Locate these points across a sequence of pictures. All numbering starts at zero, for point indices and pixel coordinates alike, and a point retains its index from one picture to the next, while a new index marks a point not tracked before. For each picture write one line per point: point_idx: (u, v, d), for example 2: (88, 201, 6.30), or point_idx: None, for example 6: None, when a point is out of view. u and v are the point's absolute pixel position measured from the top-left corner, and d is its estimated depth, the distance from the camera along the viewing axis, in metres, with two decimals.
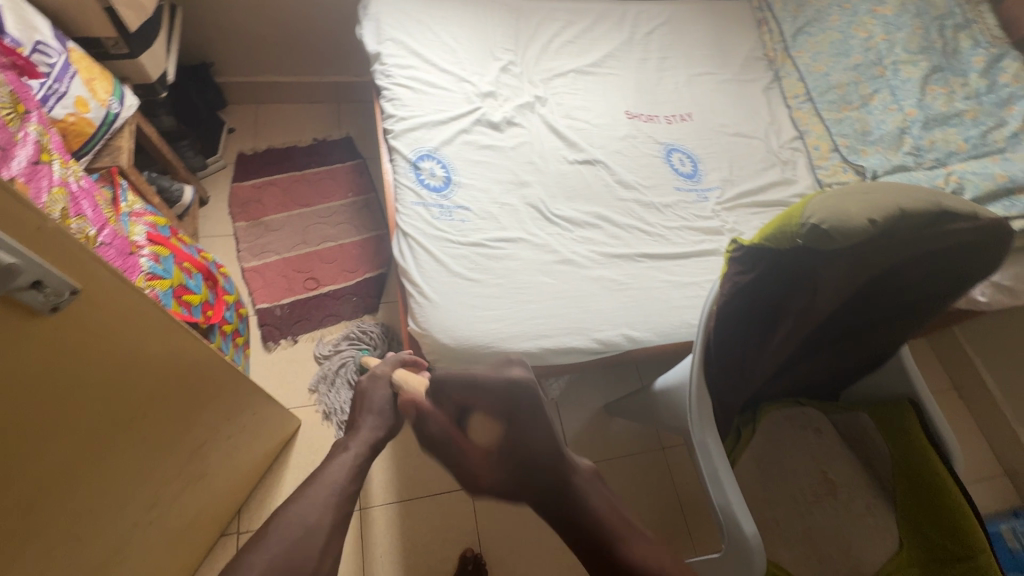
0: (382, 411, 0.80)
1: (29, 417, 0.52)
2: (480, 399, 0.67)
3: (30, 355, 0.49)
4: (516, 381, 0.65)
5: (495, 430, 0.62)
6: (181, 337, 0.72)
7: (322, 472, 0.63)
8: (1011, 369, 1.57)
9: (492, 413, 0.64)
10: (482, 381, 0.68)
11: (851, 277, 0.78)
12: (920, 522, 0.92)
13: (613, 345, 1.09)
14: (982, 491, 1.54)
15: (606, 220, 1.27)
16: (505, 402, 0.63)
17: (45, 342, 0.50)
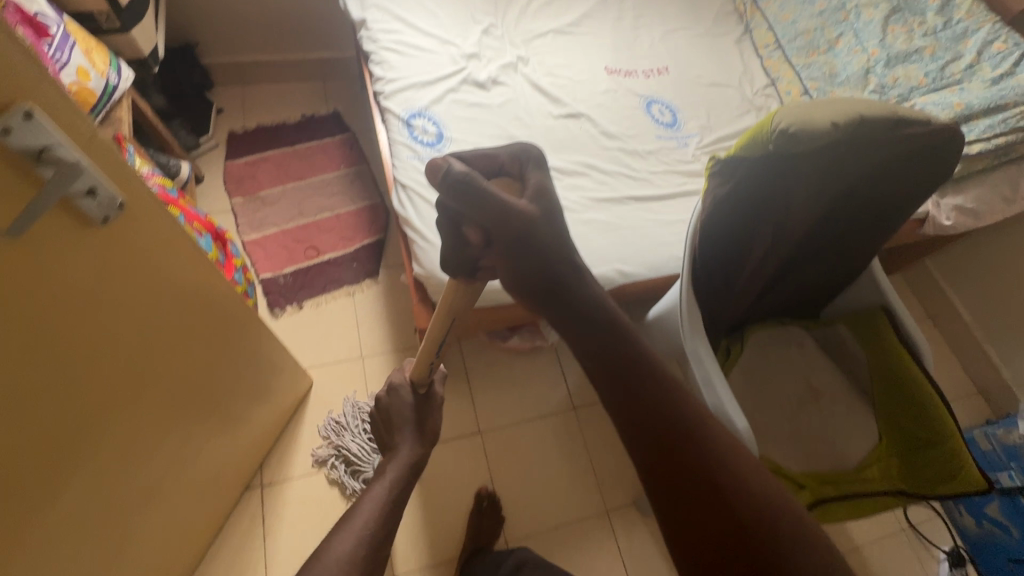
0: (407, 436, 0.89)
1: (83, 328, 0.57)
2: (510, 167, 0.62)
3: (90, 264, 0.55)
4: (533, 151, 0.61)
5: (540, 195, 0.60)
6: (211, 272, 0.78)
7: (351, 515, 0.74)
8: (979, 293, 1.67)
9: (528, 183, 0.61)
10: (507, 151, 0.61)
11: (822, 186, 0.86)
12: (894, 413, 1.03)
13: (607, 280, 1.17)
14: (958, 409, 1.64)
15: (593, 168, 1.34)
16: (534, 169, 0.61)
17: (95, 254, 0.55)
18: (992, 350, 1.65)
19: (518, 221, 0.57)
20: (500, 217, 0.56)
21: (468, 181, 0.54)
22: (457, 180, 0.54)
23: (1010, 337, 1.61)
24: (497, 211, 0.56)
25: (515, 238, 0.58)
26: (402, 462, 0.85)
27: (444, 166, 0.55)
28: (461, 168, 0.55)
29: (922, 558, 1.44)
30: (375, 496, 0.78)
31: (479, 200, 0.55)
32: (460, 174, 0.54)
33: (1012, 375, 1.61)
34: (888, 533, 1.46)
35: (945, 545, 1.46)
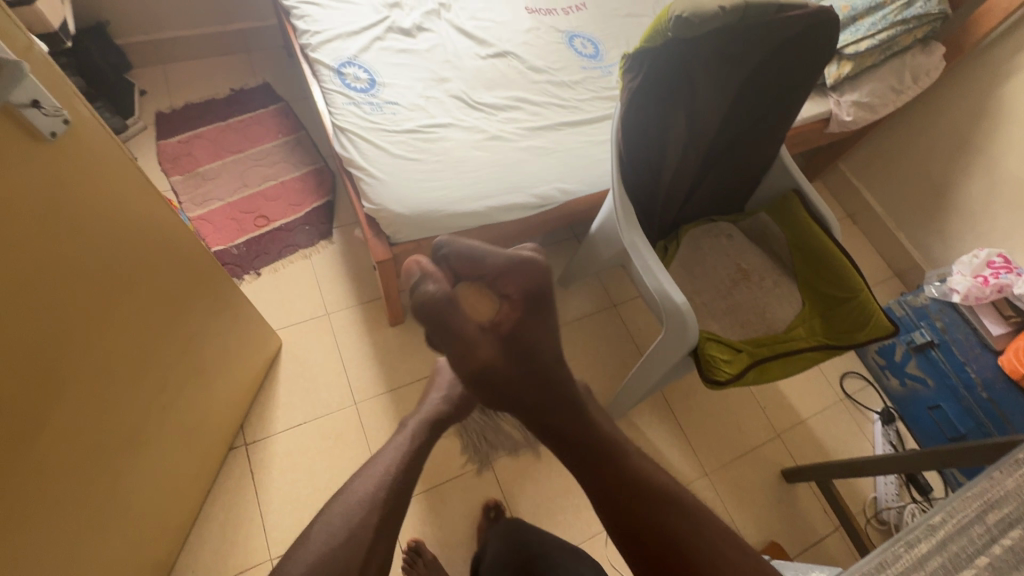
0: (438, 395, 0.96)
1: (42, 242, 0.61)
2: (507, 286, 0.64)
3: (37, 177, 0.58)
4: (529, 263, 0.64)
5: (511, 314, 0.65)
6: (151, 200, 0.80)
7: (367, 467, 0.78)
8: (888, 185, 1.85)
9: (512, 299, 0.65)
10: (499, 268, 0.63)
11: (720, 73, 0.96)
12: (815, 282, 1.18)
13: (549, 198, 1.24)
14: (880, 291, 1.83)
15: (525, 101, 1.40)
16: (524, 285, 0.65)
17: (46, 166, 0.59)
18: (902, 235, 1.84)
19: (478, 343, 0.63)
20: (461, 335, 0.61)
21: (442, 297, 0.59)
22: (427, 294, 0.59)
23: (915, 221, 1.80)
24: (454, 326, 0.61)
25: (476, 365, 0.64)
26: (425, 416, 0.92)
27: (422, 280, 0.60)
28: (430, 286, 0.60)
29: (860, 422, 1.62)
30: (395, 449, 0.83)
31: (442, 318, 0.60)
32: (434, 290, 0.59)
33: (920, 254, 1.80)
34: (829, 405, 1.63)
35: (878, 408, 1.64)
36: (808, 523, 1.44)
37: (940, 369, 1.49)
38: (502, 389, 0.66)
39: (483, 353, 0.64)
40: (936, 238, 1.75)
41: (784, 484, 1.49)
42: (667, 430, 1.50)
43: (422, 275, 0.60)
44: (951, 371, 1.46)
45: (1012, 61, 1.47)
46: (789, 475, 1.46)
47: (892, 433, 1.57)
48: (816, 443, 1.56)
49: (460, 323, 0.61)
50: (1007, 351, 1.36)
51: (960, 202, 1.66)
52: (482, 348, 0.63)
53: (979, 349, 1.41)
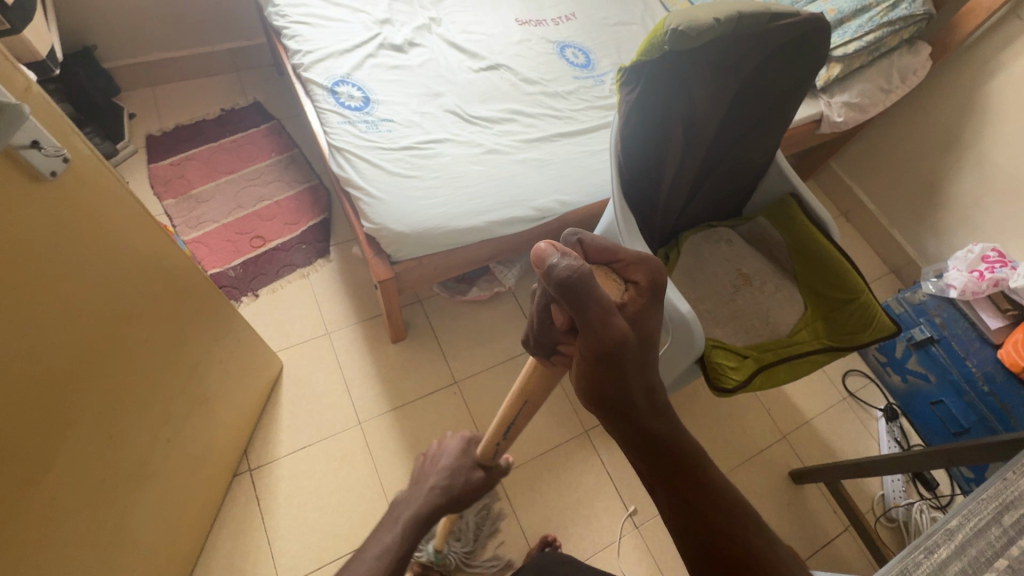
0: (436, 484, 0.86)
1: (48, 280, 0.60)
2: (632, 274, 0.59)
3: (41, 217, 0.58)
4: (655, 266, 0.60)
5: (641, 301, 0.58)
6: (153, 231, 0.79)
7: (352, 562, 0.73)
8: (879, 182, 1.87)
9: (640, 289, 0.58)
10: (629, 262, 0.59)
11: (717, 83, 0.96)
12: (817, 286, 1.19)
13: (549, 211, 1.24)
14: (876, 288, 1.84)
15: (520, 114, 1.40)
16: (650, 283, 0.59)
17: (48, 207, 0.59)
18: (895, 231, 1.86)
19: (609, 328, 0.50)
20: (597, 313, 0.49)
21: (590, 274, 0.48)
22: (574, 264, 0.48)
23: (908, 217, 1.82)
24: (594, 306, 0.49)
25: (602, 348, 0.51)
26: (423, 504, 0.84)
27: (554, 252, 0.48)
28: (571, 263, 0.48)
29: (864, 420, 1.63)
30: (381, 545, 0.76)
31: (587, 295, 0.48)
32: (580, 263, 0.48)
33: (915, 250, 1.82)
34: (833, 404, 1.63)
35: (881, 405, 1.65)
36: (818, 525, 1.44)
37: (941, 364, 1.50)
38: (624, 382, 0.54)
39: (614, 336, 0.51)
40: (930, 234, 1.77)
41: (791, 486, 1.49)
42: None
43: (563, 256, 0.48)
44: (951, 366, 1.47)
45: (997, 57, 1.49)
46: (796, 477, 1.47)
47: (897, 429, 1.58)
48: (821, 443, 1.57)
49: (597, 305, 0.49)
50: (1006, 345, 1.36)
51: (951, 197, 1.68)
52: (614, 329, 0.51)
53: (978, 343, 1.43)
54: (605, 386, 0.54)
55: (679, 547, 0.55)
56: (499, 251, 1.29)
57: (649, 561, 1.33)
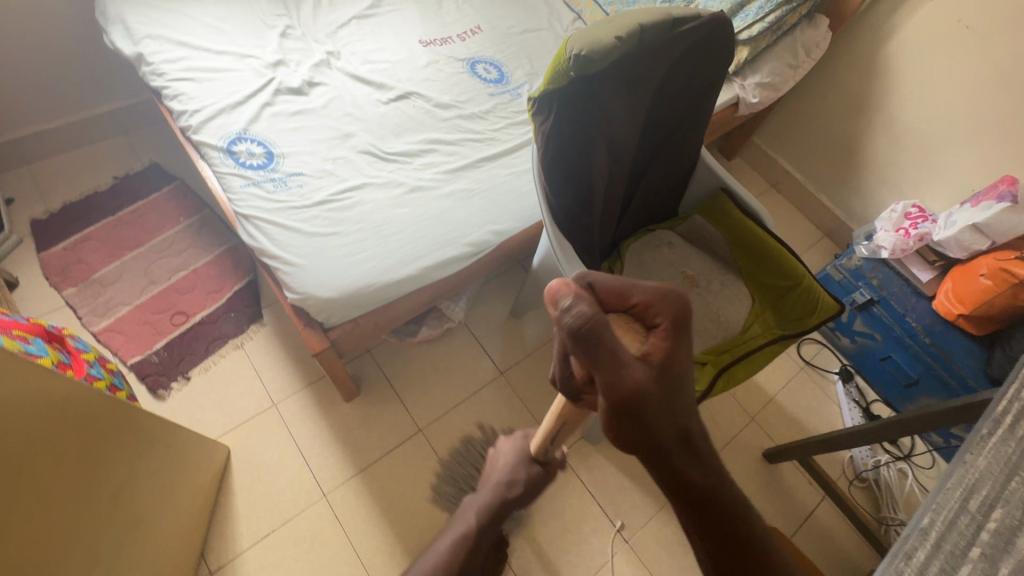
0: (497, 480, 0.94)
1: None
2: (652, 310, 0.53)
3: None
4: (678, 302, 0.53)
5: (666, 342, 0.52)
6: (23, 371, 0.67)
7: (430, 550, 0.92)
8: (801, 151, 1.92)
9: (663, 330, 0.53)
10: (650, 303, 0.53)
11: (631, 96, 0.93)
12: (760, 277, 1.19)
13: (485, 244, 1.19)
14: (814, 254, 1.90)
15: (439, 142, 1.33)
16: (680, 321, 0.53)
17: None
18: (823, 196, 1.92)
19: (624, 378, 0.48)
20: (609, 363, 0.47)
21: (603, 321, 0.47)
22: (584, 311, 0.46)
23: (832, 182, 1.87)
24: (607, 357, 0.47)
25: (624, 396, 0.49)
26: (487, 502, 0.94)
27: (567, 298, 0.47)
28: (584, 313, 0.46)
29: (823, 386, 1.67)
30: (453, 539, 0.92)
31: (600, 346, 0.46)
32: (592, 309, 0.47)
33: (843, 212, 1.89)
34: (792, 376, 1.67)
35: (836, 367, 1.70)
36: (797, 499, 1.47)
37: (884, 323, 1.55)
38: (648, 430, 0.52)
39: (629, 384, 0.49)
40: (855, 195, 1.83)
41: (767, 466, 1.51)
42: None
43: (577, 305, 0.46)
44: (894, 323, 1.53)
45: (889, 23, 1.54)
46: (770, 456, 1.49)
47: (854, 389, 1.64)
48: (788, 417, 1.60)
49: (608, 354, 0.47)
50: (939, 296, 1.45)
51: (868, 158, 1.74)
52: (630, 377, 0.48)
53: (915, 298, 1.49)
54: (625, 433, 0.52)
55: (699, 555, 0.60)
56: (441, 292, 1.23)
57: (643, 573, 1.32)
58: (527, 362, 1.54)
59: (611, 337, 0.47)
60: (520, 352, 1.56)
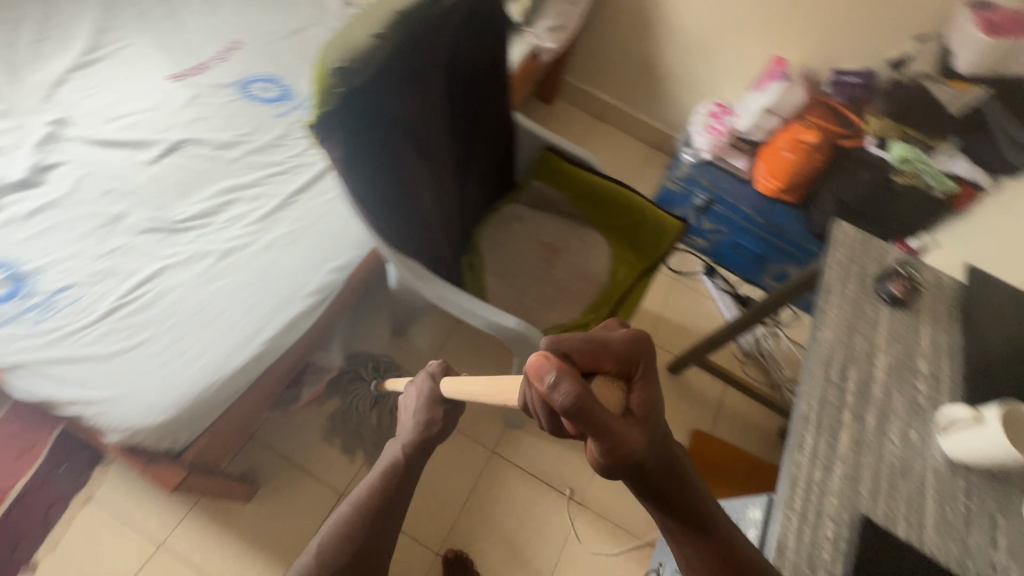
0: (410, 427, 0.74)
1: None
2: (630, 364, 0.46)
3: None
4: (652, 346, 0.47)
5: (651, 394, 0.46)
6: None
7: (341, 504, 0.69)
8: (611, 78, 1.98)
9: (643, 383, 0.46)
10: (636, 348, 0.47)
11: (413, 84, 0.84)
12: (610, 220, 1.21)
13: (331, 286, 1.07)
14: (652, 171, 2.01)
15: (237, 188, 1.14)
16: (655, 369, 0.47)
17: None
18: (642, 115, 2.01)
19: (622, 446, 0.42)
20: (605, 432, 0.41)
21: (589, 394, 0.41)
22: (569, 385, 0.40)
23: (646, 99, 1.97)
24: (599, 430, 0.41)
25: (616, 460, 0.43)
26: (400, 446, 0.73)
27: (550, 371, 0.41)
28: (567, 388, 0.40)
29: (696, 287, 1.80)
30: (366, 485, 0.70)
31: (587, 416, 0.40)
32: (577, 383, 0.41)
33: (663, 124, 2.00)
34: (669, 288, 1.78)
35: (700, 266, 1.83)
36: (708, 396, 1.60)
37: (725, 216, 1.68)
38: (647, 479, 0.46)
39: (625, 453, 0.42)
40: (668, 106, 1.94)
41: (674, 378, 1.62)
42: None
43: (558, 378, 0.40)
44: (732, 214, 1.67)
45: None
46: (673, 368, 1.59)
47: (720, 281, 1.78)
48: (677, 327, 1.72)
49: (603, 424, 0.41)
50: (757, 178, 1.61)
51: (667, 70, 1.84)
52: (629, 444, 0.42)
53: (739, 186, 1.65)
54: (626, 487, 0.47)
55: None
56: (303, 352, 1.09)
57: (604, 525, 1.37)
58: None
59: (598, 407, 0.41)
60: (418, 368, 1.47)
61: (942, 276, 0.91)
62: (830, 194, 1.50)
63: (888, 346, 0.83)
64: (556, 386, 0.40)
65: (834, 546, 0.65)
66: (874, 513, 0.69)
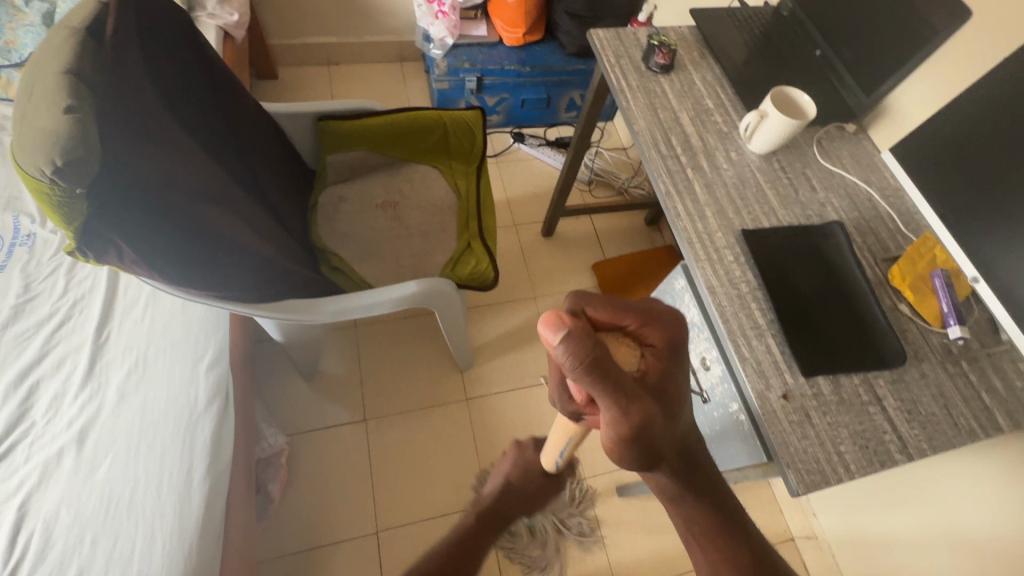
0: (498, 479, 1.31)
1: None
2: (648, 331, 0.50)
3: None
4: (668, 316, 0.51)
5: (662, 364, 0.50)
6: None
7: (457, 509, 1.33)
8: (315, 19, 1.82)
9: (662, 351, 0.50)
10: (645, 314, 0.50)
11: (150, 128, 0.72)
12: (420, 146, 1.20)
13: (222, 381, 0.96)
14: (413, 83, 1.98)
15: (27, 372, 0.91)
16: (671, 341, 0.51)
17: None
18: (369, 37, 1.93)
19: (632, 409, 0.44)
20: (614, 388, 0.42)
21: (606, 347, 0.42)
22: (581, 342, 0.40)
23: (362, 21, 1.87)
24: (611, 384, 0.42)
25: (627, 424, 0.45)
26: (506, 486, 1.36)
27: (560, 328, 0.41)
28: (582, 342, 0.40)
29: (519, 157, 1.88)
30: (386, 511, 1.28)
31: (602, 371, 0.41)
32: (593, 339, 0.41)
33: (392, 34, 1.94)
34: (500, 170, 1.84)
35: (510, 138, 1.90)
36: (585, 232, 1.77)
37: (500, 84, 1.74)
38: (655, 446, 0.48)
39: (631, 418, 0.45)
40: (385, 15, 1.86)
41: (554, 239, 1.74)
42: (493, 317, 1.58)
43: (576, 333, 0.40)
44: (504, 79, 1.73)
45: None
46: (549, 231, 1.71)
47: (532, 140, 1.89)
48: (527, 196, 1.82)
49: (618, 379, 0.42)
50: (503, 34, 1.70)
51: None
52: (636, 406, 0.44)
53: (494, 51, 1.71)
54: (635, 455, 0.48)
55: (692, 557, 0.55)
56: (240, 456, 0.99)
57: None
58: (368, 386, 1.43)
59: (608, 371, 0.42)
60: (354, 388, 1.42)
61: (680, 30, 1.09)
62: (563, 13, 1.65)
63: (682, 104, 0.98)
64: (573, 338, 0.40)
65: (738, 263, 0.82)
66: (747, 223, 0.86)
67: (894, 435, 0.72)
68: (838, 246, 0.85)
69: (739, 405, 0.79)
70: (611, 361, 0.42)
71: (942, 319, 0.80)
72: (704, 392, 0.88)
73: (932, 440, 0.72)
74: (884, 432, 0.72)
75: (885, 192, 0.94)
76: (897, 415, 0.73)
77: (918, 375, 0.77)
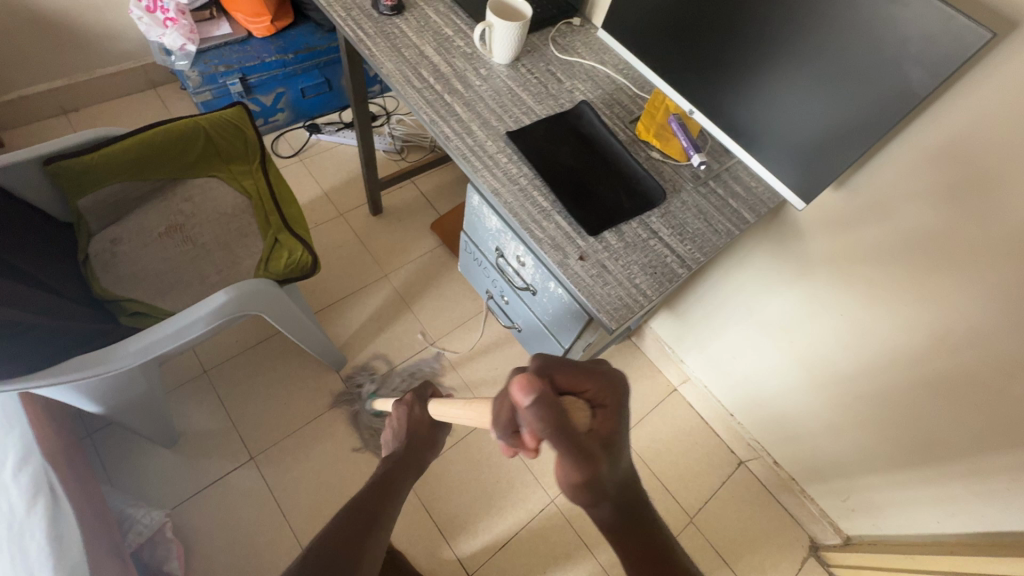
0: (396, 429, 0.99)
1: None
2: (600, 396, 0.51)
3: None
4: (620, 379, 0.53)
5: (610, 423, 0.50)
6: None
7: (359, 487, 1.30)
8: (20, 67, 1.57)
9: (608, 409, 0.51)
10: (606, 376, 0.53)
11: None
12: (188, 159, 1.11)
13: (36, 479, 0.84)
14: (174, 105, 1.80)
15: None
16: (622, 401, 0.52)
17: None
18: (102, 70, 1.71)
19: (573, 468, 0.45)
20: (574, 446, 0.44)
21: (563, 411, 0.45)
22: (545, 406, 0.44)
23: (83, 55, 1.64)
24: (572, 442, 0.44)
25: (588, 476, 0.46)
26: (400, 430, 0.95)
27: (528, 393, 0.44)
28: (542, 403, 0.44)
29: (321, 147, 1.82)
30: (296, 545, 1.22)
31: (564, 431, 0.44)
32: (552, 402, 0.44)
33: (126, 61, 1.74)
34: (306, 165, 1.76)
35: (304, 132, 1.83)
36: (412, 198, 1.78)
37: (269, 79, 1.65)
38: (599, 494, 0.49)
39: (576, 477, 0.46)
40: (109, 42, 1.66)
41: (384, 214, 1.73)
42: (350, 308, 1.54)
43: (537, 396, 0.44)
44: (271, 73, 1.64)
45: None
46: (376, 209, 1.69)
47: (328, 128, 1.83)
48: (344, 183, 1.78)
49: (575, 438, 0.45)
50: (250, 28, 1.62)
51: (60, 12, 1.52)
52: (587, 466, 0.45)
53: (249, 47, 1.61)
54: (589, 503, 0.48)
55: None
56: (95, 554, 0.88)
57: (458, 330, 1.56)
58: (242, 424, 1.33)
59: (566, 431, 0.44)
60: (226, 432, 1.32)
61: None
62: None
63: (423, 38, 1.02)
64: (539, 402, 0.44)
65: (512, 162, 0.89)
66: (510, 126, 0.93)
67: (673, 255, 0.85)
68: (590, 120, 0.96)
69: (555, 281, 0.87)
70: (571, 424, 0.45)
71: (686, 152, 0.94)
72: (530, 286, 0.96)
73: (702, 247, 0.86)
74: (666, 255, 0.85)
75: (618, 67, 1.07)
76: (672, 239, 0.87)
77: (680, 202, 0.91)
